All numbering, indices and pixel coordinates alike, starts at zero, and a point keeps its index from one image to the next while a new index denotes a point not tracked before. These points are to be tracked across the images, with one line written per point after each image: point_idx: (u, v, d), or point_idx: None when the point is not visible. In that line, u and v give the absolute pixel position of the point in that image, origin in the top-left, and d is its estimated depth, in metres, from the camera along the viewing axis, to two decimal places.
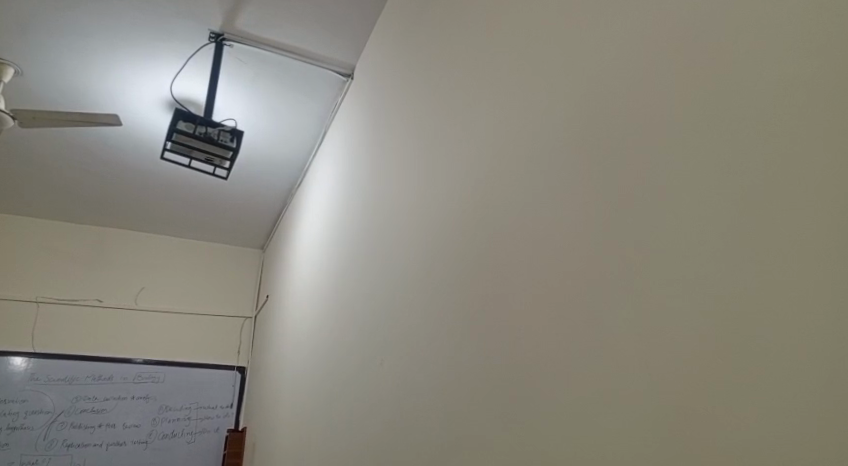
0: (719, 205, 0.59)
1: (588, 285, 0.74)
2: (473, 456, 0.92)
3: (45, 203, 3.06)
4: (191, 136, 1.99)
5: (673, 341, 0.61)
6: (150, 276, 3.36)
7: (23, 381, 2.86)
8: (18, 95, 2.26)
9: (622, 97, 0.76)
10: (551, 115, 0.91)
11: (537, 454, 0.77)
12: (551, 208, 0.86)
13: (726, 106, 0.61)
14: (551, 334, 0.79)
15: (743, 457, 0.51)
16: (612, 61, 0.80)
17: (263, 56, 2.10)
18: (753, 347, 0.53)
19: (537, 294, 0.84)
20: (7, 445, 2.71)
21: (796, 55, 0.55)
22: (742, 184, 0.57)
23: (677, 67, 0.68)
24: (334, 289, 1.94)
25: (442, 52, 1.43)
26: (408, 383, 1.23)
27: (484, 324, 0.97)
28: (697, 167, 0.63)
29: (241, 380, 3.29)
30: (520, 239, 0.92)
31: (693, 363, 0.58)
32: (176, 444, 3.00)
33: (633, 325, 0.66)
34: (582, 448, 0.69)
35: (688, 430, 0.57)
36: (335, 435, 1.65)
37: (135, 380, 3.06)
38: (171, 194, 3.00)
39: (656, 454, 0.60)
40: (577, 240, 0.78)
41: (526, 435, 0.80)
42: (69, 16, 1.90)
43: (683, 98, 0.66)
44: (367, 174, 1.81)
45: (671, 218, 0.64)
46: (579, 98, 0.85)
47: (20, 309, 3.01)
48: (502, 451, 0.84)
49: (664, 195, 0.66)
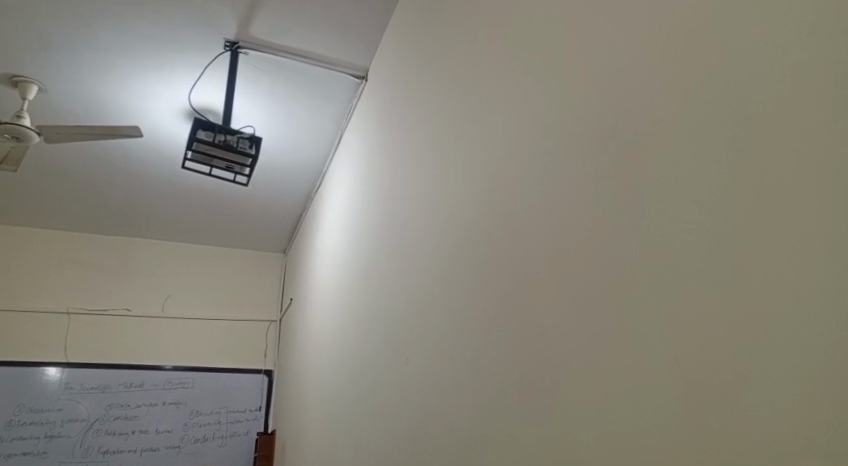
0: (725, 202, 0.59)
1: (612, 279, 0.73)
2: (497, 455, 0.92)
3: (72, 216, 3.13)
4: (210, 144, 2.02)
5: (685, 339, 0.61)
6: (175, 284, 3.41)
7: (58, 390, 2.93)
8: (43, 112, 2.32)
9: (639, 86, 0.75)
10: (567, 107, 0.90)
11: (559, 453, 0.77)
12: (564, 207, 0.86)
13: (747, 89, 0.59)
14: (568, 333, 0.79)
15: (756, 455, 0.51)
16: (627, 51, 0.78)
17: (279, 63, 2.12)
18: (759, 343, 0.53)
19: (554, 293, 0.84)
20: (46, 453, 2.79)
21: (794, 47, 0.55)
22: (747, 180, 0.57)
23: (694, 52, 0.67)
24: (357, 291, 1.95)
25: (455, 49, 1.43)
26: (434, 379, 1.23)
27: (504, 325, 0.97)
28: (702, 164, 0.63)
29: (268, 383, 3.32)
30: (535, 237, 0.92)
31: (705, 361, 0.58)
32: (207, 447, 3.04)
33: (647, 324, 0.66)
34: (602, 447, 0.69)
35: (703, 426, 0.57)
36: (364, 434, 1.66)
37: (164, 386, 3.12)
38: (192, 202, 3.04)
39: (673, 452, 0.60)
40: (598, 233, 0.77)
41: (553, 434, 0.79)
42: (87, 32, 1.94)
43: (702, 84, 0.65)
44: (385, 175, 1.82)
45: (693, 208, 0.63)
46: (595, 89, 0.84)
47: (52, 320, 3.09)
48: (524, 451, 0.85)
49: (685, 184, 0.64)
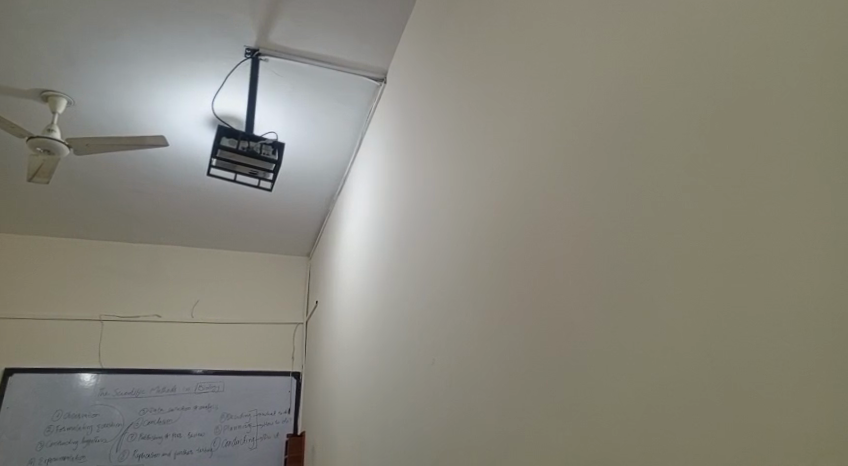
0: (745, 205, 0.60)
1: (638, 279, 0.73)
2: (523, 456, 0.93)
3: (101, 225, 3.20)
4: (234, 151, 2.05)
5: (708, 341, 0.61)
6: (202, 289, 3.46)
7: (94, 396, 3.00)
8: (72, 124, 2.37)
9: (660, 85, 0.74)
10: (586, 106, 0.89)
11: (584, 454, 0.78)
12: (582, 210, 0.86)
13: (772, 87, 0.59)
14: (590, 336, 0.80)
15: (786, 456, 0.52)
16: (647, 48, 0.78)
17: (299, 68, 2.14)
18: (783, 345, 0.54)
19: (576, 295, 0.85)
20: (84, 457, 2.87)
21: (811, 52, 0.55)
22: (767, 184, 0.58)
23: (718, 48, 0.66)
24: (381, 293, 1.96)
25: (472, 49, 1.42)
26: (461, 379, 1.22)
27: (527, 326, 0.98)
28: (721, 167, 0.63)
29: (297, 385, 3.36)
30: (555, 240, 0.92)
31: (730, 363, 0.58)
32: (239, 450, 3.09)
33: (669, 326, 0.67)
34: (629, 448, 0.70)
35: (730, 428, 0.57)
36: (392, 435, 1.67)
37: (195, 390, 3.17)
38: (216, 208, 3.07)
39: (700, 454, 0.60)
40: (623, 233, 0.77)
41: (582, 436, 0.79)
42: (110, 46, 1.98)
43: (728, 82, 0.64)
44: (405, 177, 1.82)
45: (721, 207, 0.62)
46: (615, 87, 0.83)
47: (86, 327, 3.16)
48: (550, 451, 0.85)
49: (711, 183, 0.64)
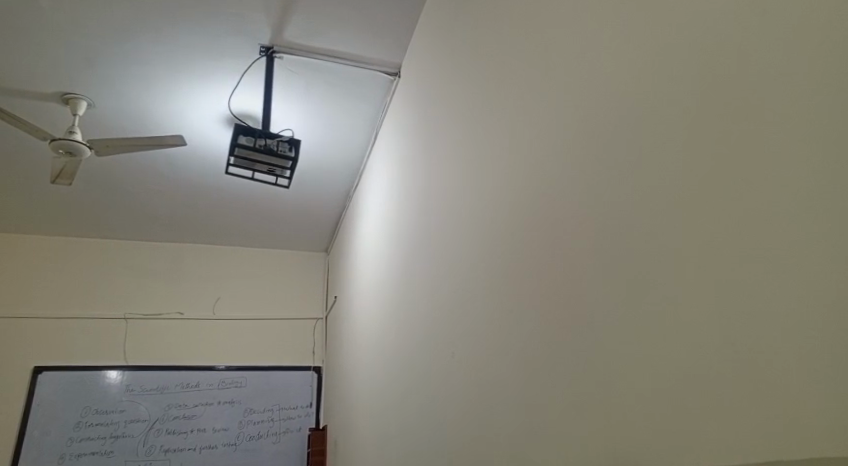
0: (766, 195, 0.59)
1: (654, 271, 0.72)
2: (543, 450, 0.93)
3: (121, 225, 3.24)
4: (252, 149, 2.06)
5: (728, 334, 0.61)
6: (221, 286, 3.50)
7: (120, 392, 3.06)
8: (92, 126, 2.41)
9: (682, 69, 0.72)
10: (602, 94, 0.88)
11: (605, 447, 0.77)
12: (597, 201, 0.85)
13: (791, 76, 0.58)
14: (608, 329, 0.79)
15: (811, 449, 0.51)
16: (667, 31, 0.75)
17: (313, 65, 2.14)
18: (807, 339, 0.53)
19: (592, 289, 0.84)
20: (112, 453, 2.93)
21: (832, 37, 0.54)
22: (787, 174, 0.57)
23: (744, 30, 0.64)
24: (399, 288, 1.97)
25: (484, 43, 1.41)
26: (479, 373, 1.23)
27: (545, 320, 0.97)
28: (740, 157, 0.62)
29: (318, 379, 3.38)
30: (572, 232, 0.91)
31: (752, 356, 0.58)
32: (263, 444, 3.13)
33: (687, 318, 0.66)
34: (650, 442, 0.70)
35: (754, 421, 0.57)
36: (413, 429, 1.68)
37: (219, 386, 3.21)
38: (234, 205, 3.10)
39: (721, 448, 0.60)
40: (643, 221, 0.75)
41: (607, 429, 0.78)
42: (128, 48, 2.01)
43: (754, 64, 0.62)
44: (420, 172, 1.82)
45: (749, 193, 0.60)
46: (634, 74, 0.81)
47: (109, 325, 3.21)
48: (570, 445, 0.85)
49: (739, 169, 0.62)
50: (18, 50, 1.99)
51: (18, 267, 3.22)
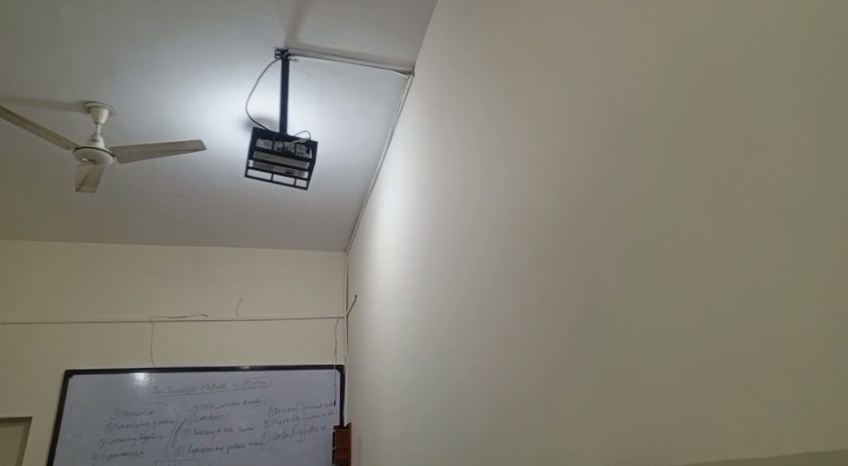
0: (787, 192, 0.59)
1: (675, 268, 0.72)
2: (568, 447, 0.93)
3: (144, 229, 3.29)
4: (270, 152, 2.09)
5: (751, 331, 0.61)
6: (242, 287, 3.54)
7: (148, 394, 3.12)
8: (114, 133, 2.45)
9: (704, 64, 0.71)
10: (619, 91, 0.88)
11: (630, 444, 0.78)
12: (616, 198, 0.86)
13: (809, 71, 0.58)
14: (630, 325, 0.80)
15: (838, 444, 0.52)
16: (684, 28, 0.75)
17: (327, 66, 2.16)
18: (830, 335, 0.53)
19: (612, 286, 0.85)
20: (142, 453, 2.99)
21: None
22: (808, 170, 0.57)
23: (768, 24, 0.63)
24: (419, 287, 1.98)
25: (496, 40, 1.41)
26: (501, 371, 1.23)
27: (566, 317, 0.98)
28: (759, 153, 0.62)
29: (340, 377, 3.41)
30: (591, 229, 0.92)
31: (776, 353, 0.58)
32: (288, 443, 3.17)
33: (709, 315, 0.66)
34: (675, 439, 0.70)
35: (779, 417, 0.57)
36: (435, 426, 1.69)
37: (244, 386, 3.26)
38: (253, 207, 3.13)
39: (747, 444, 0.60)
40: (663, 219, 0.75)
41: (631, 426, 0.78)
42: (147, 56, 2.04)
43: (771, 62, 0.62)
44: (437, 171, 1.83)
45: (781, 191, 0.59)
46: (653, 69, 0.80)
47: (135, 328, 3.27)
48: (594, 441, 0.86)
49: (768, 166, 0.61)
50: (41, 61, 2.04)
51: (46, 273, 3.29)
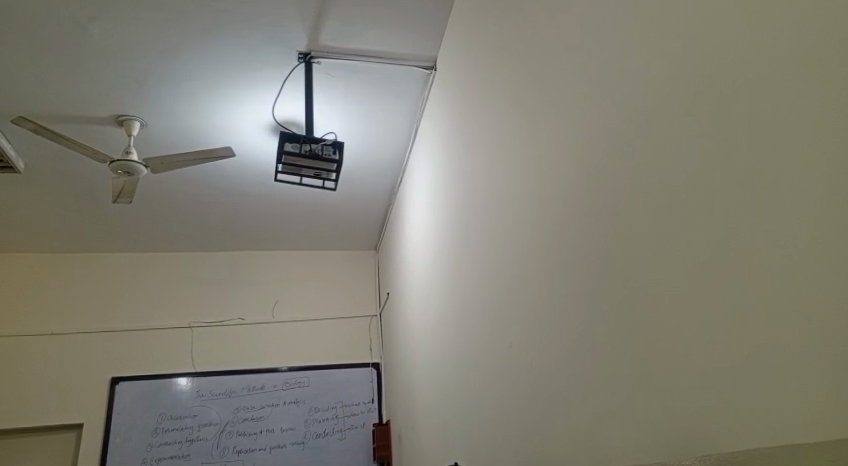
0: (813, 176, 0.57)
1: (704, 257, 0.71)
2: (606, 440, 0.93)
3: (180, 237, 3.36)
4: (298, 155, 2.11)
5: (784, 320, 0.59)
6: (279, 289, 3.59)
7: (190, 398, 3.19)
8: (146, 145, 2.50)
9: (723, 49, 0.69)
10: (640, 78, 0.86)
11: (668, 436, 0.77)
12: (642, 187, 0.84)
13: (829, 49, 0.56)
14: (663, 317, 0.78)
15: None
16: (704, 11, 0.73)
17: (351, 67, 2.16)
18: None
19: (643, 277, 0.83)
20: (189, 456, 3.06)
21: None
22: (831, 154, 0.55)
23: (783, 8, 0.61)
24: (450, 283, 1.97)
25: (517, 30, 1.39)
26: (535, 366, 1.23)
27: (597, 310, 0.96)
28: (784, 137, 0.60)
29: (377, 375, 3.43)
30: (620, 220, 0.90)
31: (807, 341, 0.56)
32: (329, 441, 3.21)
33: (741, 303, 0.65)
34: (711, 432, 0.69)
35: (812, 408, 0.55)
36: (473, 422, 1.69)
37: (283, 387, 3.31)
38: (283, 210, 3.16)
39: (782, 435, 0.59)
40: (690, 207, 0.74)
41: (668, 419, 0.77)
42: (171, 66, 2.07)
43: (791, 42, 0.60)
44: (462, 166, 1.82)
45: (800, 179, 0.58)
46: (675, 53, 0.78)
47: (176, 334, 3.35)
48: (632, 434, 0.85)
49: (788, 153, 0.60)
50: (72, 79, 2.09)
51: (87, 284, 3.39)
